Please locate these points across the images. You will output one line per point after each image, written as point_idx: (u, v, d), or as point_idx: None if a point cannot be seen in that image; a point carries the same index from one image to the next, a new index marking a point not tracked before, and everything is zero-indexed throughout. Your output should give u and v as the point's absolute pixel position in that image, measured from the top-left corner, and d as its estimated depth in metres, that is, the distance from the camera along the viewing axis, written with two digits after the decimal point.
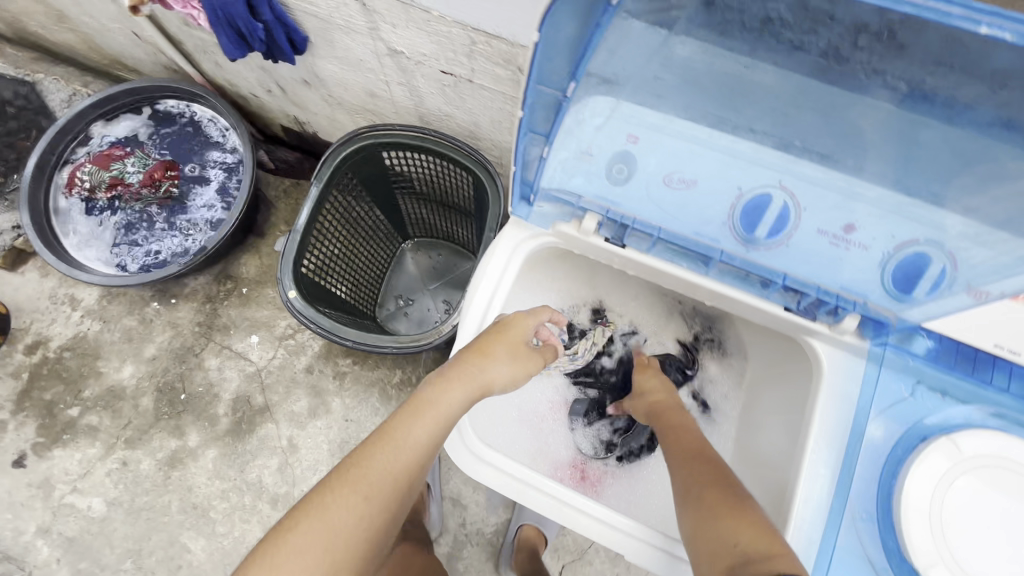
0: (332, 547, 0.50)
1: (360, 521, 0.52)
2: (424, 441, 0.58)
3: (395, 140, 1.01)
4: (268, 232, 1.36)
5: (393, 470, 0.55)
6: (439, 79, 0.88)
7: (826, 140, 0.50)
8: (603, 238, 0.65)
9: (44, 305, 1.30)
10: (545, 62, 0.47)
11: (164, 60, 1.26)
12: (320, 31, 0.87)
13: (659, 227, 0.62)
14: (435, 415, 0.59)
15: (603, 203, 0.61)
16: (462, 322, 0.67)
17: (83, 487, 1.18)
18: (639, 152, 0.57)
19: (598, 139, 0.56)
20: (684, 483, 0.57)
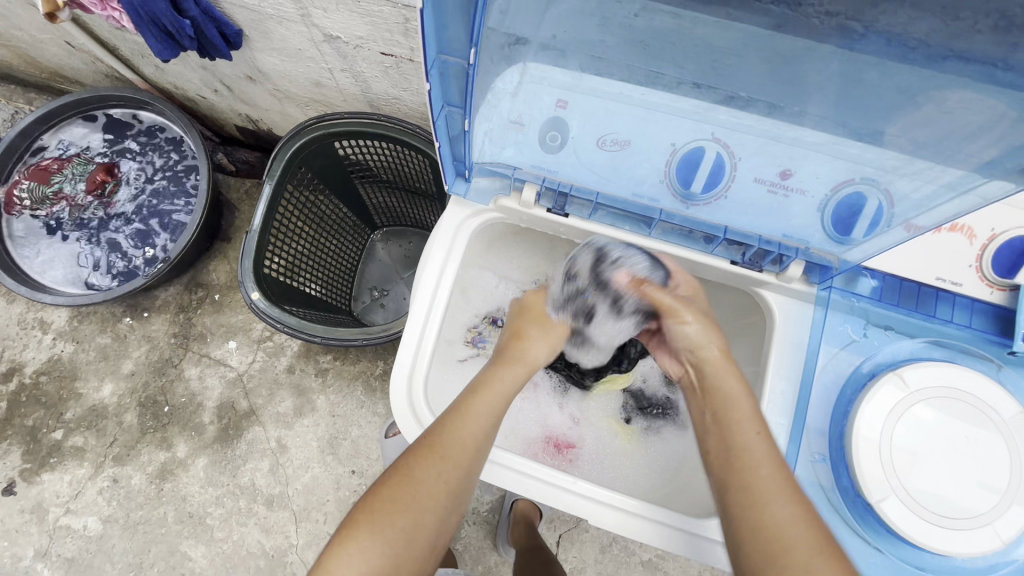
0: (415, 505, 0.50)
1: (439, 485, 0.52)
2: (493, 417, 0.57)
3: (343, 131, 0.99)
4: (234, 236, 1.34)
5: (468, 440, 0.54)
6: (382, 62, 0.86)
7: (772, 90, 0.48)
8: (544, 209, 0.66)
9: (14, 332, 1.28)
10: (440, 27, 0.44)
11: (103, 69, 1.22)
12: (253, 23, 0.84)
13: (597, 192, 0.62)
14: (499, 390, 0.58)
15: (539, 171, 0.61)
16: (410, 309, 0.65)
17: (76, 508, 1.18)
18: (569, 117, 0.55)
19: (524, 108, 0.55)
20: (773, 534, 0.45)
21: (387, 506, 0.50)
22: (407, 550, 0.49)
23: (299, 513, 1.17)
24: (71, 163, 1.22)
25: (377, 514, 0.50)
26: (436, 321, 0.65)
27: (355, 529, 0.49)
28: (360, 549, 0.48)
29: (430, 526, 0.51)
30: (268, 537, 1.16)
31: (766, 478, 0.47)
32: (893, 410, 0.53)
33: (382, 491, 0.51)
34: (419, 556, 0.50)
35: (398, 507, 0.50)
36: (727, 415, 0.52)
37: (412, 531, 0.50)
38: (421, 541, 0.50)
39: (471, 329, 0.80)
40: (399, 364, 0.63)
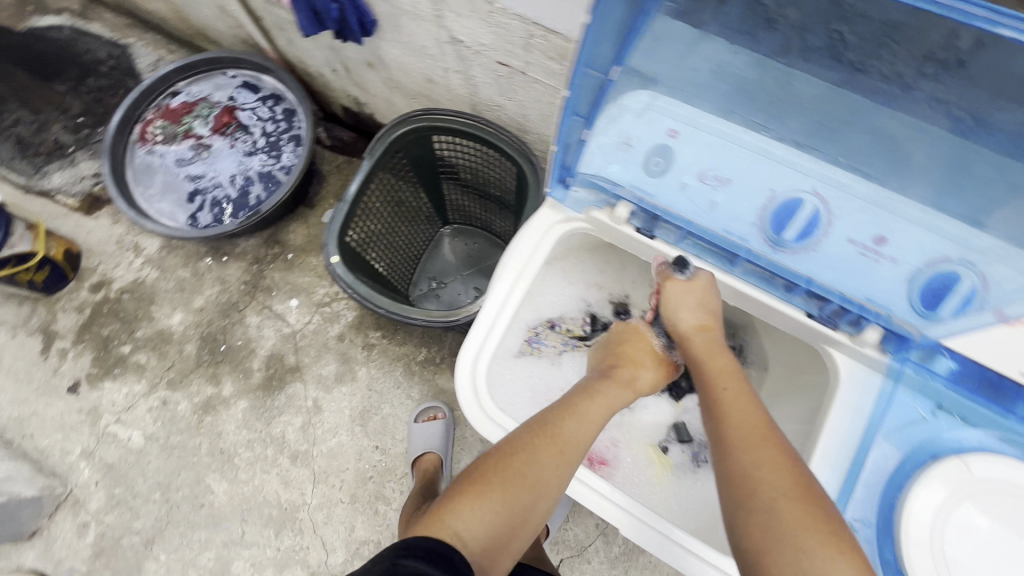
0: (530, 486, 0.57)
1: (553, 477, 0.58)
2: (600, 421, 0.63)
3: (444, 126, 1.06)
4: (318, 204, 1.43)
5: (586, 440, 0.60)
6: (495, 70, 0.92)
7: (871, 160, 0.55)
8: (633, 228, 0.68)
9: (111, 250, 1.41)
10: (593, 46, 0.53)
11: (242, 34, 1.35)
12: (389, 16, 0.93)
13: (689, 221, 0.63)
14: (607, 401, 0.64)
15: (636, 192, 0.63)
16: (489, 295, 0.69)
17: (126, 419, 1.27)
18: (677, 147, 0.61)
19: (637, 127, 0.62)
20: (744, 480, 0.50)
21: (515, 482, 0.57)
22: (521, 521, 0.56)
23: (317, 475, 1.22)
24: (198, 106, 1.37)
25: (503, 489, 0.56)
26: (507, 316, 0.68)
27: (478, 502, 0.55)
28: (483, 516, 0.55)
29: (539, 509, 0.58)
30: (286, 490, 1.21)
31: (740, 428, 0.53)
32: (950, 491, 0.54)
33: (502, 468, 0.57)
34: (522, 534, 0.57)
35: (524, 484, 0.57)
36: (714, 375, 0.59)
37: (529, 508, 0.57)
38: (532, 518, 0.57)
39: (531, 328, 0.79)
40: (463, 350, 0.67)
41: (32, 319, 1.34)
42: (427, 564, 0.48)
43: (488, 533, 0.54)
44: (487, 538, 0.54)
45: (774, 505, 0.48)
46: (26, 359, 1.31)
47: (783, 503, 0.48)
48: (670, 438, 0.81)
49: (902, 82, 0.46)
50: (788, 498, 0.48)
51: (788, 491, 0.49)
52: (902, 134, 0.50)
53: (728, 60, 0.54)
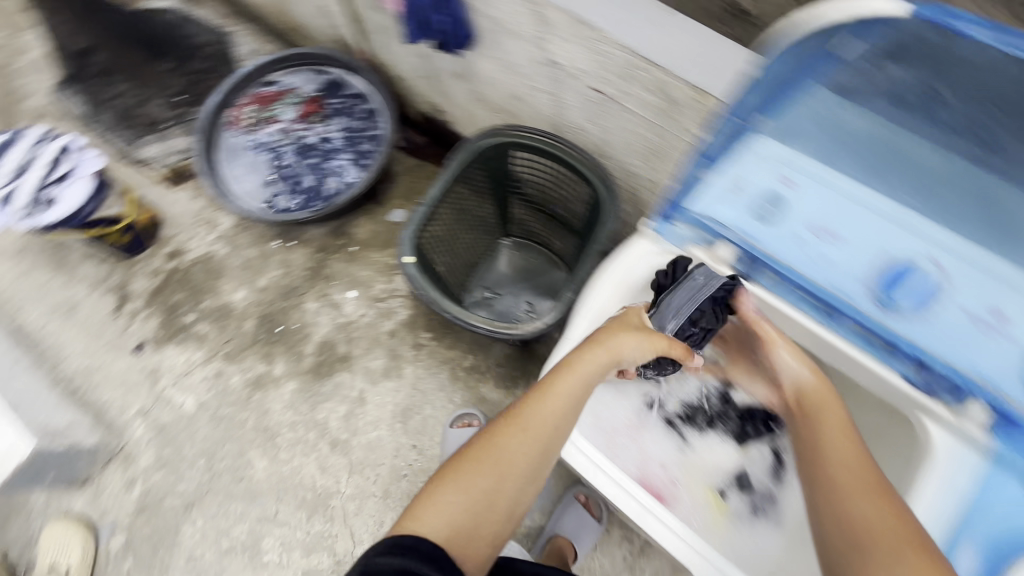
0: (496, 465, 0.61)
1: (520, 455, 0.62)
2: (568, 395, 0.64)
3: (525, 145, 1.09)
4: (385, 201, 1.47)
5: (546, 417, 0.63)
6: (587, 95, 0.94)
7: (987, 233, 0.56)
8: (734, 271, 0.69)
9: (188, 222, 1.48)
10: (740, 97, 0.59)
11: (338, 34, 1.42)
12: (490, 32, 0.96)
13: (796, 270, 0.64)
14: (579, 372, 0.64)
15: (743, 235, 0.66)
16: (575, 317, 0.73)
17: (183, 384, 1.32)
18: (792, 196, 0.64)
19: (751, 173, 0.64)
20: (856, 528, 0.52)
21: (475, 466, 0.61)
22: (489, 505, 0.60)
23: (354, 465, 1.24)
24: (288, 94, 1.44)
25: (465, 475, 0.60)
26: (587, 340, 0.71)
27: (445, 489, 0.60)
28: (447, 502, 0.58)
29: (512, 489, 0.61)
30: (322, 475, 1.24)
31: (850, 473, 0.56)
32: None
33: (467, 456, 0.62)
34: (495, 521, 0.60)
35: (483, 468, 0.61)
36: (817, 421, 0.61)
37: (493, 491, 0.60)
38: (501, 499, 0.60)
39: None
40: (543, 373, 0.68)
41: (109, 278, 1.43)
42: (397, 555, 0.52)
43: (454, 519, 0.57)
44: (454, 525, 0.57)
45: (887, 555, 0.50)
46: (99, 315, 1.39)
47: (899, 558, 0.49)
48: (728, 484, 0.77)
49: (994, 146, 0.50)
50: (905, 550, 0.50)
51: (904, 546, 0.50)
52: (1016, 206, 0.52)
53: (854, 120, 0.56)
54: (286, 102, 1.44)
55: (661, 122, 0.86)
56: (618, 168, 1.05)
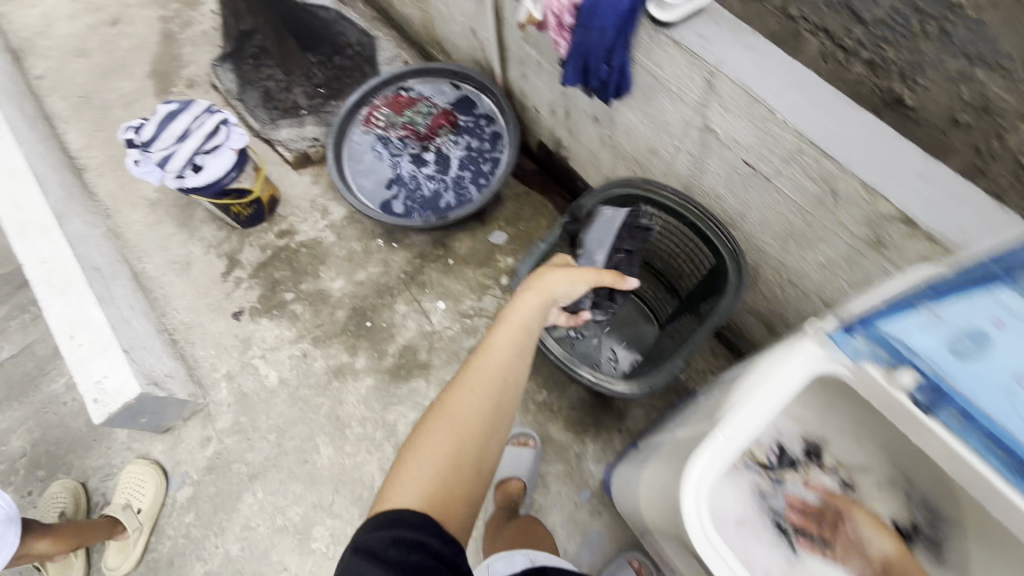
0: (454, 425, 0.64)
1: (476, 410, 0.65)
2: (508, 342, 0.72)
3: (657, 202, 1.07)
4: (489, 222, 1.50)
5: (490, 368, 0.69)
6: (734, 166, 0.92)
7: None
8: (911, 402, 0.51)
9: (303, 205, 1.56)
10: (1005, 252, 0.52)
11: (479, 56, 1.48)
12: (647, 87, 0.97)
13: (1004, 425, 0.46)
14: (514, 316, 0.76)
15: (937, 366, 0.49)
16: (733, 412, 0.56)
17: (270, 358, 1.38)
18: (1005, 341, 0.49)
19: (958, 308, 0.51)
20: None
21: (432, 436, 0.63)
22: (458, 466, 0.62)
23: None
24: (420, 102, 1.49)
25: (425, 444, 0.62)
26: (746, 445, 0.56)
27: (408, 462, 0.61)
28: (415, 472, 0.60)
29: (475, 443, 0.64)
30: (382, 476, 1.26)
31: None
32: None
33: (428, 429, 0.64)
34: (467, 479, 0.62)
35: (443, 434, 0.63)
36: None
37: (458, 452, 0.62)
38: (468, 459, 0.63)
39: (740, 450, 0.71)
40: (690, 468, 0.55)
41: (224, 244, 1.52)
42: (388, 530, 0.54)
43: (426, 486, 0.59)
44: (429, 492, 0.59)
45: None
46: (209, 276, 1.48)
47: None
48: None
49: None
50: None
51: None
52: None
53: None
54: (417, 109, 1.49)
55: (814, 212, 0.83)
56: (747, 241, 1.03)
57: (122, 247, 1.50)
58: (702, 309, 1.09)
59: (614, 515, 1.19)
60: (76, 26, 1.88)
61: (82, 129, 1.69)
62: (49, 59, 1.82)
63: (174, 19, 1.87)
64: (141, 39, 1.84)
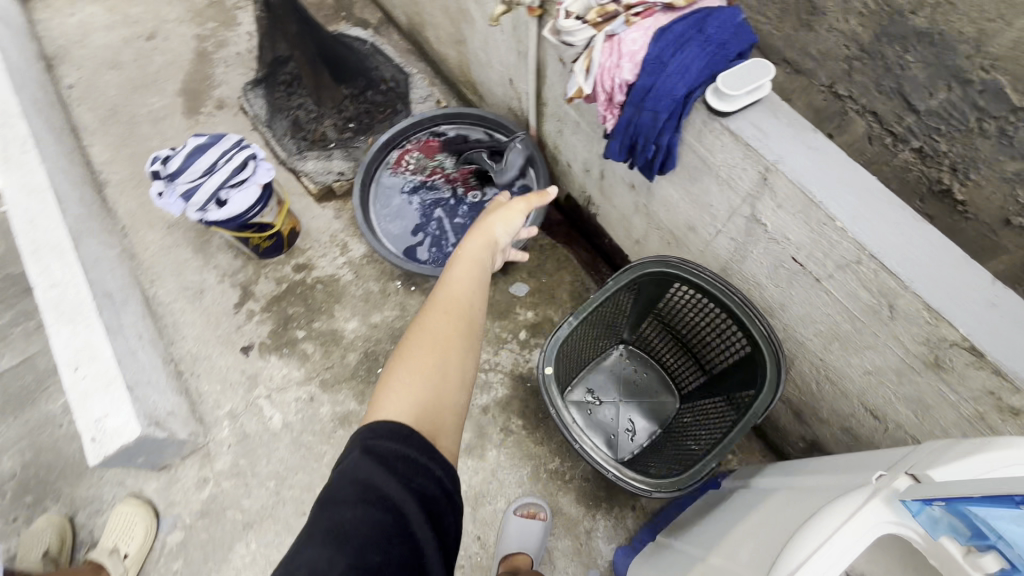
0: (435, 344, 0.68)
1: (456, 332, 0.70)
2: (471, 275, 0.77)
3: (690, 282, 1.04)
4: (511, 272, 1.46)
5: (456, 293, 0.74)
6: (780, 259, 0.88)
7: None
8: None
9: (323, 240, 1.53)
10: None
11: (514, 105, 1.46)
12: (693, 168, 0.93)
13: None
14: (468, 256, 0.80)
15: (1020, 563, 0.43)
16: None
17: (275, 398, 1.34)
18: None
19: None
20: None
21: (412, 354, 0.67)
22: (442, 377, 0.65)
23: None
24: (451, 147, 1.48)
25: (405, 362, 0.66)
26: None
27: (393, 378, 0.64)
28: (400, 384, 0.63)
29: (456, 360, 0.68)
30: None
31: None
32: None
33: (411, 349, 0.67)
34: (453, 392, 0.66)
35: (424, 352, 0.67)
36: None
37: (440, 367, 0.66)
38: (450, 371, 0.67)
39: None
40: None
41: (239, 273, 1.49)
42: (392, 441, 0.57)
43: (414, 398, 0.62)
44: (418, 405, 0.62)
45: None
46: (221, 306, 1.45)
47: None
48: None
49: None
50: None
51: None
52: None
53: None
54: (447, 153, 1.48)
55: (865, 322, 0.79)
56: (785, 331, 0.99)
57: (135, 269, 1.48)
58: (739, 399, 1.04)
59: None
60: (111, 38, 1.88)
61: (108, 143, 1.68)
62: (82, 68, 1.82)
63: (210, 38, 1.87)
64: (175, 56, 1.83)
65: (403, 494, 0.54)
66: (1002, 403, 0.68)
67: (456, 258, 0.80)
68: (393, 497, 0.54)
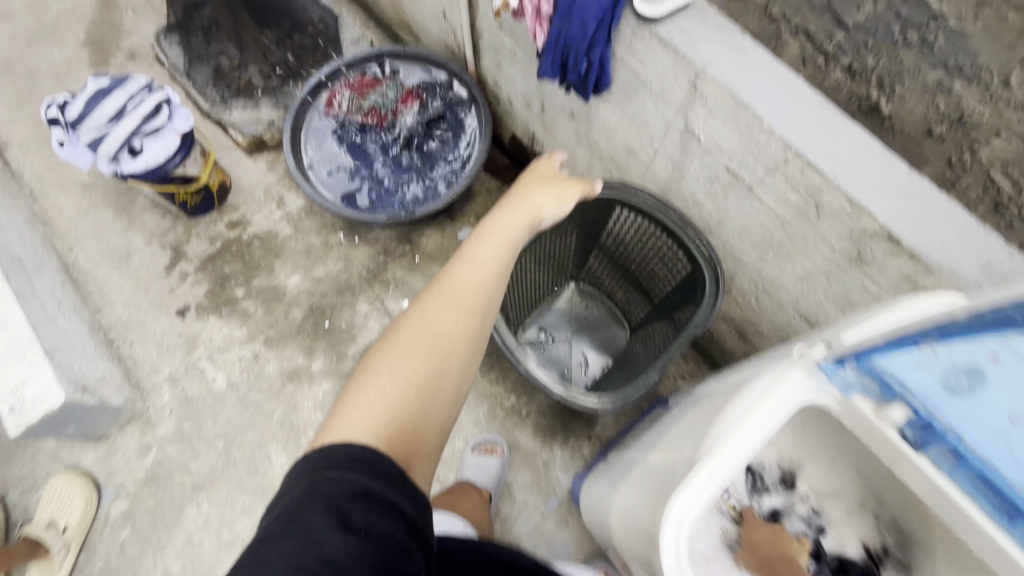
0: (435, 342, 0.61)
1: (461, 332, 0.63)
2: (493, 261, 0.69)
3: (631, 204, 1.03)
4: (458, 217, 1.43)
5: (471, 284, 0.66)
6: (716, 172, 0.88)
7: None
8: (898, 434, 0.50)
9: (258, 194, 1.45)
10: None
11: (450, 41, 1.39)
12: (627, 85, 0.92)
13: (982, 463, 0.45)
14: (500, 236, 0.71)
15: (924, 407, 0.47)
16: (713, 449, 0.54)
17: (217, 359, 1.28)
18: (997, 378, 0.45)
19: (965, 340, 0.46)
20: None
21: (405, 352, 0.60)
22: (433, 388, 0.59)
23: None
24: (386, 85, 1.40)
25: (396, 359, 0.59)
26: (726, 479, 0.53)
27: (377, 376, 0.58)
28: (382, 388, 0.57)
29: (452, 372, 0.61)
30: None
31: None
32: None
33: (404, 343, 0.60)
34: (440, 409, 0.59)
35: (416, 353, 0.60)
36: None
37: (433, 376, 0.59)
38: (443, 381, 0.60)
39: None
40: (671, 510, 0.52)
41: (168, 234, 1.40)
42: (352, 474, 0.46)
43: (392, 411, 0.56)
44: (395, 420, 0.55)
45: None
46: (151, 269, 1.36)
47: None
48: None
49: None
50: None
51: None
52: None
53: None
54: (382, 92, 1.40)
55: (794, 225, 0.81)
56: (724, 249, 1.00)
57: (50, 235, 1.36)
58: (680, 318, 1.06)
59: (581, 525, 1.16)
60: None
61: (5, 102, 1.52)
62: None
63: None
64: (76, 3, 1.66)
65: (353, 555, 0.42)
66: (918, 288, 0.71)
67: (485, 233, 0.71)
68: (338, 560, 0.41)
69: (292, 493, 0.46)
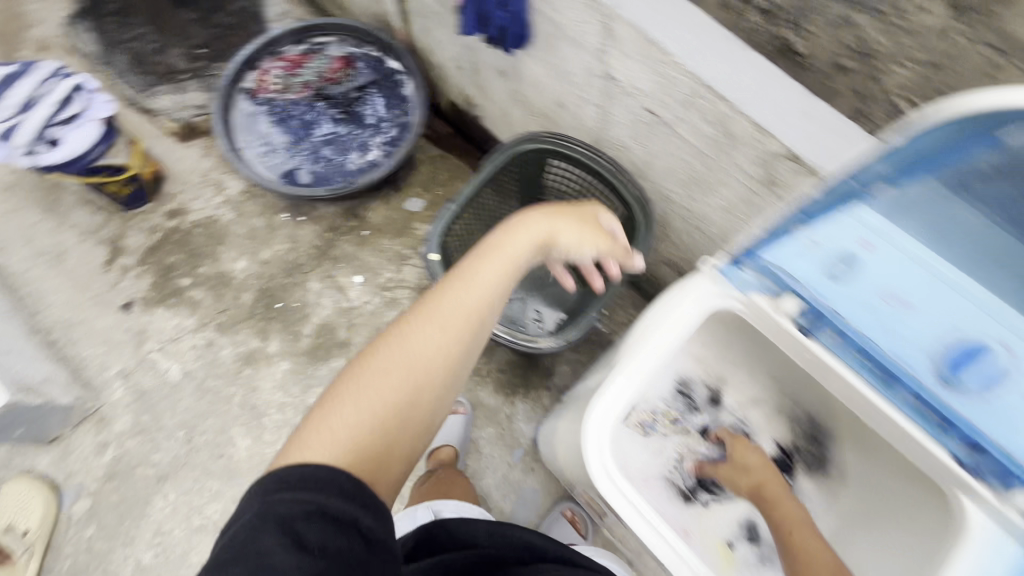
0: (411, 371, 0.52)
1: (444, 357, 0.54)
2: (493, 284, 0.59)
3: (564, 155, 1.06)
4: (403, 187, 1.43)
5: (462, 305, 0.56)
6: (638, 114, 0.92)
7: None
8: (795, 322, 0.62)
9: (194, 181, 1.41)
10: (872, 172, 0.52)
11: (378, 10, 1.38)
12: (548, 36, 0.94)
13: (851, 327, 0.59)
14: (511, 255, 0.61)
15: (811, 293, 0.60)
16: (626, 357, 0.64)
17: (168, 351, 1.26)
18: (867, 259, 0.58)
19: (831, 231, 0.59)
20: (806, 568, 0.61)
21: (377, 373, 0.51)
22: (407, 418, 0.51)
23: None
24: (320, 61, 1.39)
25: (367, 381, 0.51)
26: (642, 377, 0.63)
27: (344, 399, 0.50)
28: (348, 412, 0.49)
29: (428, 403, 0.52)
30: None
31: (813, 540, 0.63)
32: None
33: (377, 363, 0.52)
34: (408, 439, 0.51)
35: (388, 376, 0.51)
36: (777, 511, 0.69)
37: (407, 405, 0.51)
38: (417, 410, 0.52)
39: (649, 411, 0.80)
40: (594, 408, 0.62)
41: (103, 229, 1.35)
42: (306, 496, 0.42)
43: (357, 441, 0.48)
44: (360, 450, 0.47)
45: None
46: (89, 266, 1.32)
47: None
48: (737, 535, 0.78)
49: None
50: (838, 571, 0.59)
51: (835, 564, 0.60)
52: None
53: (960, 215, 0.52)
54: (315, 68, 1.38)
55: (711, 157, 0.85)
56: (655, 191, 1.04)
57: None
58: None
59: (547, 471, 1.20)
60: None
61: None
62: None
63: None
64: None
65: None
66: None
67: (491, 249, 0.61)
68: None
69: (247, 514, 0.42)
